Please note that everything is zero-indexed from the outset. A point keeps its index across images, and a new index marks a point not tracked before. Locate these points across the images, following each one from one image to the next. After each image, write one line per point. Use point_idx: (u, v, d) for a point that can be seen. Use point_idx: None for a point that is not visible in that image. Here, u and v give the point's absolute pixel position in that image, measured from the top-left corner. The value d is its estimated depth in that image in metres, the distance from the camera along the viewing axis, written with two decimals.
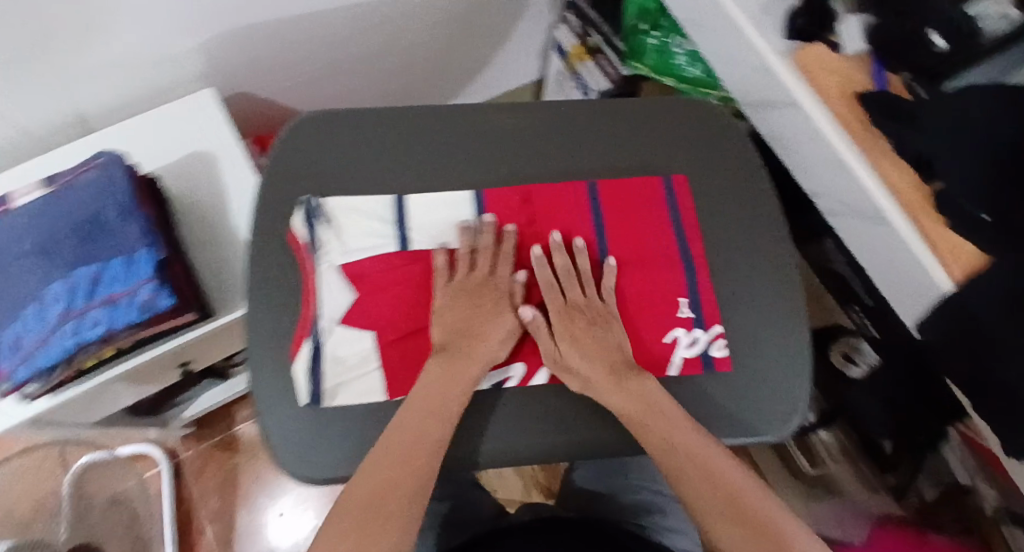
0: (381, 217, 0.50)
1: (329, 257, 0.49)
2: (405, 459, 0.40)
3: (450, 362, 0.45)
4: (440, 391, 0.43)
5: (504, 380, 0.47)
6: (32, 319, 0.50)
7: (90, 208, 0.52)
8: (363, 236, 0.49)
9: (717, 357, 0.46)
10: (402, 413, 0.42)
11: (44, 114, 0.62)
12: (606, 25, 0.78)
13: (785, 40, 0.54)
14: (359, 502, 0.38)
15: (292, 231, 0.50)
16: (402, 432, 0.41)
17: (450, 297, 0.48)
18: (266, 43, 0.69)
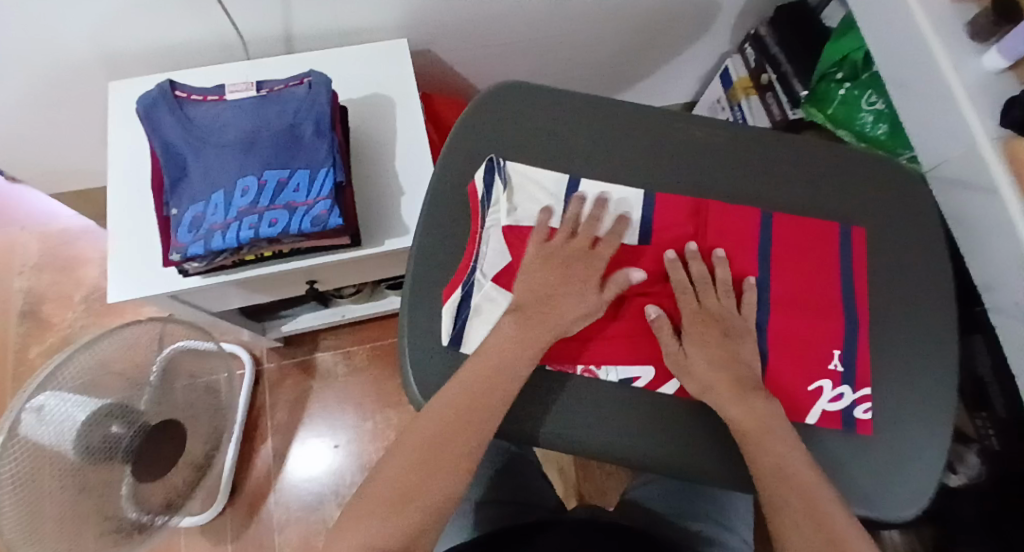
0: (553, 193, 0.52)
1: (496, 215, 0.51)
2: (425, 463, 0.40)
3: (531, 324, 0.45)
4: (497, 364, 0.43)
5: (634, 378, 0.47)
6: (219, 203, 0.54)
7: (293, 119, 0.57)
8: (532, 201, 0.52)
9: (860, 418, 0.47)
10: (439, 405, 0.42)
11: (263, 25, 0.68)
12: (788, 64, 0.77)
13: (997, 127, 0.52)
14: (381, 499, 0.38)
15: (472, 183, 0.52)
16: (438, 406, 0.42)
17: (540, 261, 0.48)
18: (467, 8, 0.72)
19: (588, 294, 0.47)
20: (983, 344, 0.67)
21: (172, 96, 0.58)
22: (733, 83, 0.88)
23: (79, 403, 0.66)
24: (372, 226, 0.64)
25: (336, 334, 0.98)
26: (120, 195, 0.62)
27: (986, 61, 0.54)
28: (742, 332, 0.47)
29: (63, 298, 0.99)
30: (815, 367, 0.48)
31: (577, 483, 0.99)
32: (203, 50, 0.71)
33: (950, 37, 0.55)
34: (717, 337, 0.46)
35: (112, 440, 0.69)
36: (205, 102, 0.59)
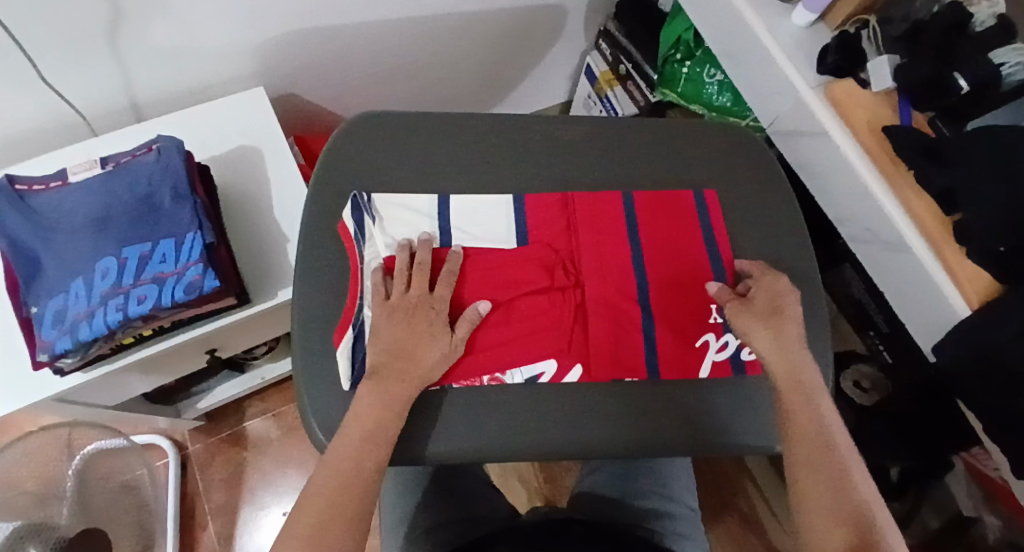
0: (425, 214, 0.53)
1: (374, 248, 0.51)
2: (323, 516, 0.39)
3: (387, 383, 0.44)
4: (378, 413, 0.43)
5: (539, 375, 0.48)
6: (80, 291, 0.51)
7: (147, 189, 0.55)
8: (407, 228, 0.52)
9: (747, 360, 0.50)
10: (340, 441, 0.42)
11: (105, 100, 0.65)
12: (638, 53, 0.82)
13: (816, 74, 0.57)
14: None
15: (342, 221, 0.51)
16: (328, 469, 0.41)
17: (390, 316, 0.47)
18: (317, 48, 0.72)
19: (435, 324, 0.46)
20: (853, 269, 0.74)
21: (12, 190, 0.55)
22: (597, 78, 0.92)
23: None
24: (259, 280, 0.62)
25: (261, 399, 0.94)
26: None
27: (795, 18, 0.58)
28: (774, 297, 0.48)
29: None
30: (698, 323, 0.51)
31: (539, 486, 0.99)
32: (44, 137, 0.67)
33: (760, 0, 0.60)
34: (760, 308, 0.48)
35: None
36: (49, 190, 0.56)
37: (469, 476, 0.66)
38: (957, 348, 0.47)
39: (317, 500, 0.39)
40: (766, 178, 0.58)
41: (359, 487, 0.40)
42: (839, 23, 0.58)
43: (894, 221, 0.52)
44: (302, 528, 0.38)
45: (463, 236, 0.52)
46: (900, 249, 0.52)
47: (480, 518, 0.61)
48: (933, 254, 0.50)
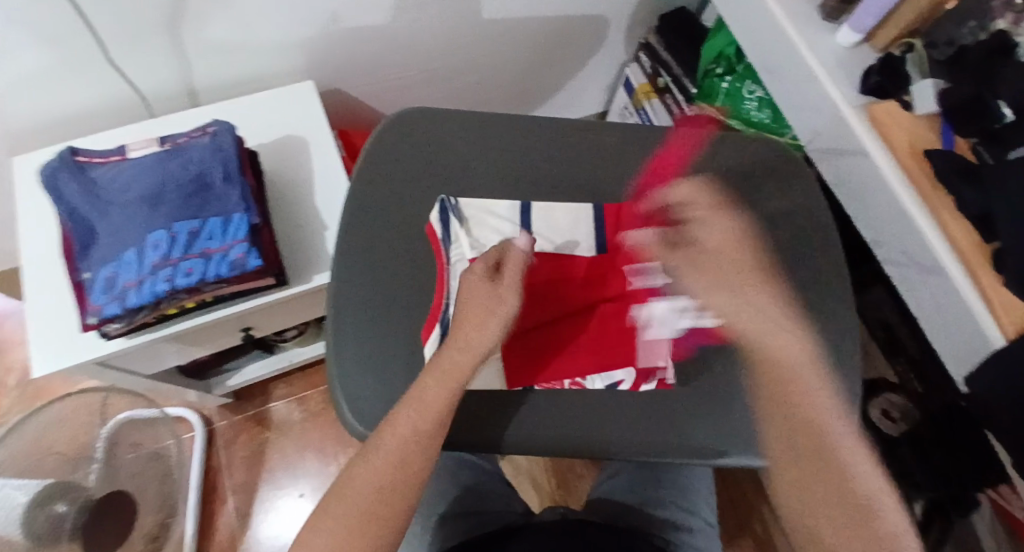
0: (509, 220, 0.54)
1: (460, 250, 0.52)
2: (379, 492, 0.37)
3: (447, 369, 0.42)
4: (441, 397, 0.41)
5: (618, 382, 0.50)
6: (130, 261, 0.54)
7: (200, 168, 0.58)
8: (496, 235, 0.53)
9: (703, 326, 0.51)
10: (398, 420, 0.40)
11: (166, 84, 0.69)
12: (678, 66, 0.83)
13: (857, 94, 0.57)
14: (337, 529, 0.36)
15: (428, 223, 0.53)
16: (383, 446, 0.39)
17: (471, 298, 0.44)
18: (366, 48, 0.75)
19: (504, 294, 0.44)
20: (886, 292, 0.74)
21: (74, 162, 0.58)
22: (635, 89, 0.93)
23: (17, 486, 0.68)
24: (298, 263, 0.65)
25: (287, 382, 0.97)
26: (32, 268, 0.61)
27: (839, 37, 0.59)
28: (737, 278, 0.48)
29: None
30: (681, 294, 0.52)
31: (551, 490, 0.99)
32: (108, 116, 0.71)
33: (804, 19, 0.60)
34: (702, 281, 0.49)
35: (55, 521, 0.70)
36: (109, 164, 0.59)
37: (486, 470, 0.67)
38: (988, 375, 0.46)
39: (376, 469, 0.38)
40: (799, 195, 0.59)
41: (416, 465, 0.39)
42: (886, 43, 0.58)
43: (930, 244, 0.51)
44: (349, 507, 0.36)
45: (543, 241, 0.54)
46: (936, 272, 0.52)
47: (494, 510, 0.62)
48: (969, 279, 0.49)
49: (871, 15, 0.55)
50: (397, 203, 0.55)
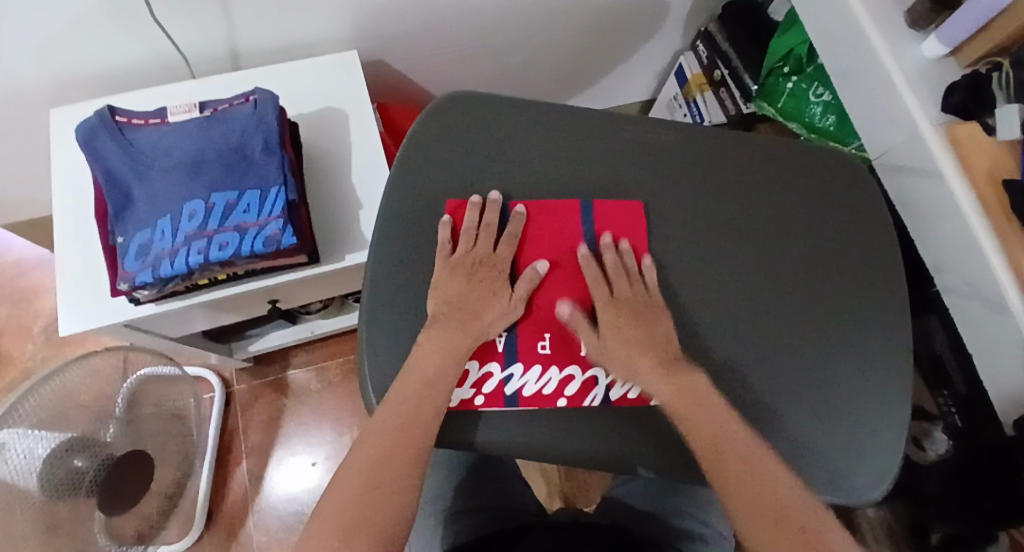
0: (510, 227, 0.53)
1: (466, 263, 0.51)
2: (376, 473, 0.40)
3: (426, 376, 0.44)
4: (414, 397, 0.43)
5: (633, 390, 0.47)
6: (166, 229, 0.53)
7: (240, 138, 0.56)
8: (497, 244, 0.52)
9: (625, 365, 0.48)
10: (380, 417, 0.43)
11: (207, 43, 0.67)
12: (737, 60, 0.79)
13: (940, 112, 0.53)
14: (339, 515, 0.38)
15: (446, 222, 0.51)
16: (372, 435, 0.42)
17: (447, 272, 0.49)
18: (414, 19, 0.72)
19: (499, 298, 0.49)
20: (940, 322, 0.70)
21: (113, 121, 0.56)
22: (687, 80, 0.89)
23: (41, 438, 0.63)
24: (330, 240, 0.63)
25: (307, 351, 0.97)
26: (66, 225, 0.60)
27: (925, 49, 0.55)
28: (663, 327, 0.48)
29: (22, 331, 0.96)
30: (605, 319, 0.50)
31: (561, 482, 0.99)
32: (148, 72, 0.69)
33: (889, 25, 0.56)
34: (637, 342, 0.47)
35: (77, 474, 0.67)
36: (148, 126, 0.57)
37: (505, 464, 0.67)
38: None
39: (368, 456, 0.41)
40: (859, 215, 0.56)
41: (411, 453, 0.41)
42: (970, 62, 0.54)
43: (1000, 282, 0.48)
44: (351, 495, 0.39)
45: (542, 234, 0.52)
46: (1002, 312, 0.49)
47: (510, 510, 0.61)
48: None
49: (963, 32, 0.51)
50: (441, 190, 0.53)
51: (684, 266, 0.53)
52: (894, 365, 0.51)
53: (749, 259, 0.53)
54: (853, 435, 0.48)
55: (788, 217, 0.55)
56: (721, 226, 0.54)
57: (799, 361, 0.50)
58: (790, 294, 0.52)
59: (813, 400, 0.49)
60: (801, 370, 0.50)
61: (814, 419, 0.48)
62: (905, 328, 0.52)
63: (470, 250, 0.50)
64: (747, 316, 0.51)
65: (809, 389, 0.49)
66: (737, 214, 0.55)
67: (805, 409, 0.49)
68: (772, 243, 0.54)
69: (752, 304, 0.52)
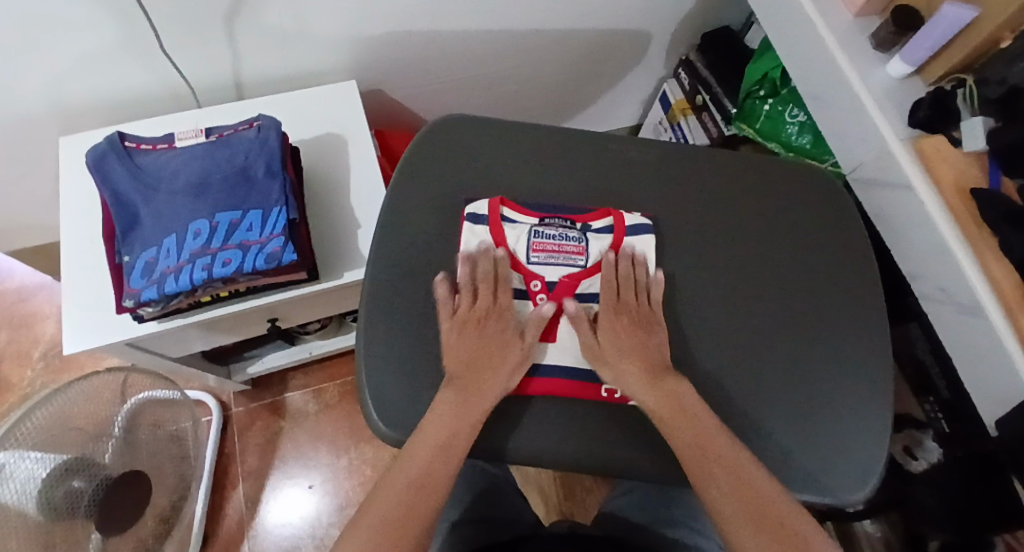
0: (514, 220, 0.55)
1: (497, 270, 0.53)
2: (411, 490, 0.43)
3: (466, 392, 0.47)
4: (457, 415, 0.46)
5: None
6: (171, 247, 0.55)
7: (244, 161, 0.59)
8: (519, 233, 0.54)
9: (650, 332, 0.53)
10: (419, 438, 0.45)
11: (213, 74, 0.70)
12: (717, 86, 0.83)
13: (906, 127, 0.56)
14: (377, 526, 0.41)
15: (484, 230, 0.54)
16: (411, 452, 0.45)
17: (455, 331, 0.50)
18: (409, 52, 0.76)
19: (510, 353, 0.50)
20: (921, 329, 0.72)
21: (123, 147, 0.59)
22: (671, 105, 0.93)
23: (38, 460, 0.64)
24: (328, 259, 0.65)
25: (305, 373, 0.98)
26: (71, 246, 0.62)
27: (890, 69, 0.58)
28: (653, 321, 0.52)
29: (23, 357, 0.97)
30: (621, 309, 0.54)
31: (558, 501, 0.99)
32: (156, 102, 0.73)
33: (856, 48, 0.60)
34: (631, 325, 0.51)
35: (73, 495, 0.67)
36: (155, 151, 0.60)
37: (501, 478, 0.67)
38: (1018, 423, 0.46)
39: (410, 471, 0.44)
40: (833, 224, 0.59)
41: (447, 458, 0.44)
42: (934, 79, 0.57)
43: (972, 286, 0.50)
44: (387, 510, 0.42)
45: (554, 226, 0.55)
46: (976, 314, 0.51)
47: (504, 522, 0.61)
48: (1008, 322, 0.48)
49: (923, 51, 0.55)
50: (435, 206, 0.56)
51: (668, 275, 0.55)
52: (873, 370, 0.53)
53: (730, 269, 0.55)
54: (831, 436, 0.50)
55: (767, 227, 0.57)
56: (702, 237, 0.57)
57: (779, 367, 0.52)
58: (771, 303, 0.54)
59: (795, 400, 0.51)
60: (781, 375, 0.52)
61: (795, 423, 0.50)
62: (882, 333, 0.54)
63: (473, 305, 0.51)
64: (729, 322, 0.53)
65: (791, 392, 0.51)
66: (718, 226, 0.57)
67: (789, 413, 0.50)
68: (751, 253, 0.56)
69: (734, 313, 0.54)
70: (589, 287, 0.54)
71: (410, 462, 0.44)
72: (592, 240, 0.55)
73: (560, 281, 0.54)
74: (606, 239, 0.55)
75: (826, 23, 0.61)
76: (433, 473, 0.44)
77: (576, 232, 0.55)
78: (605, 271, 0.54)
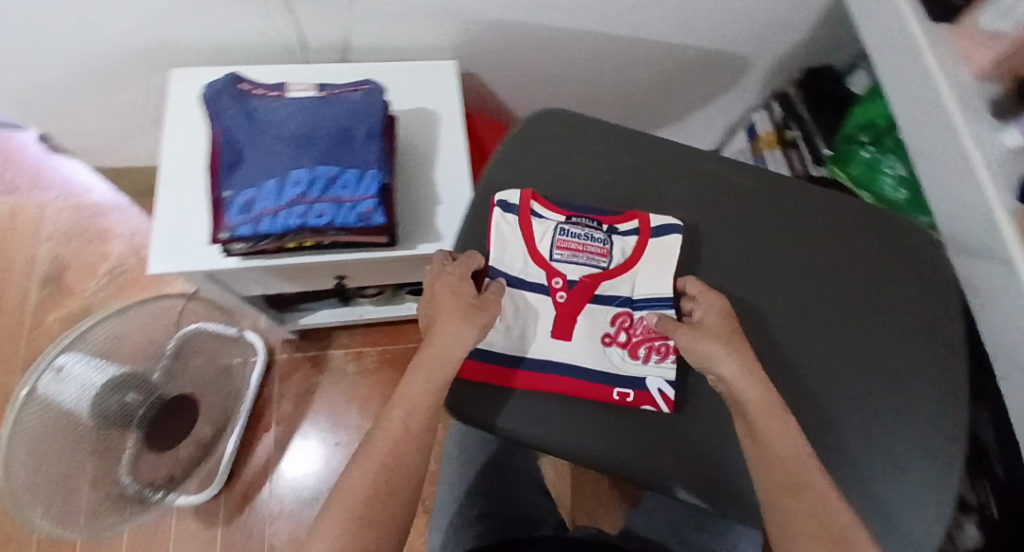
0: (545, 215, 0.56)
1: (521, 261, 0.54)
2: (383, 472, 0.41)
3: (432, 363, 0.46)
4: (427, 391, 0.45)
5: (661, 392, 0.51)
6: (270, 191, 0.57)
7: (348, 122, 0.61)
8: (546, 227, 0.55)
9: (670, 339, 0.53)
10: (388, 420, 0.44)
11: (325, 33, 0.72)
12: (812, 123, 0.82)
13: (1015, 197, 0.55)
14: (344, 513, 0.39)
15: (511, 222, 0.55)
16: (382, 431, 0.43)
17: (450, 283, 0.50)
18: (514, 41, 0.78)
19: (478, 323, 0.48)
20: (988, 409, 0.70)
21: (237, 89, 0.62)
22: (756, 136, 0.90)
23: (99, 369, 0.67)
24: (407, 229, 0.67)
25: (349, 334, 1.00)
26: (171, 173, 0.65)
27: (1006, 135, 0.56)
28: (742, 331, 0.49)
29: (89, 269, 1.01)
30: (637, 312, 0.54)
31: (570, 506, 0.99)
32: (265, 51, 0.75)
33: (972, 110, 0.59)
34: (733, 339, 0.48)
35: (127, 406, 0.71)
36: (266, 97, 0.62)
37: (532, 473, 0.68)
38: None
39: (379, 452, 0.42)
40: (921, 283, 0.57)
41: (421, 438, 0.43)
42: None
43: None
44: (354, 498, 0.40)
45: (581, 224, 0.56)
46: None
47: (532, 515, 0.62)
48: None
49: None
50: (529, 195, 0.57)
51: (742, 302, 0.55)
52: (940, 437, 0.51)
53: (806, 308, 0.55)
54: (885, 495, 0.49)
55: (851, 273, 0.56)
56: (783, 271, 0.56)
57: (842, 415, 0.51)
58: (844, 349, 0.53)
59: (852, 453, 0.50)
60: (844, 426, 0.51)
61: (850, 474, 0.49)
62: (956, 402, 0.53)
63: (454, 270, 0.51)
64: (800, 362, 0.53)
65: (851, 443, 0.50)
66: (802, 264, 0.56)
67: (846, 463, 0.49)
68: (831, 295, 0.55)
69: (803, 352, 0.53)
70: (610, 287, 0.55)
71: (393, 429, 0.43)
72: (617, 241, 0.56)
73: (581, 280, 0.54)
74: (631, 242, 0.56)
75: (948, 79, 0.59)
76: (413, 449, 0.43)
77: (602, 233, 0.56)
78: (628, 273, 0.55)
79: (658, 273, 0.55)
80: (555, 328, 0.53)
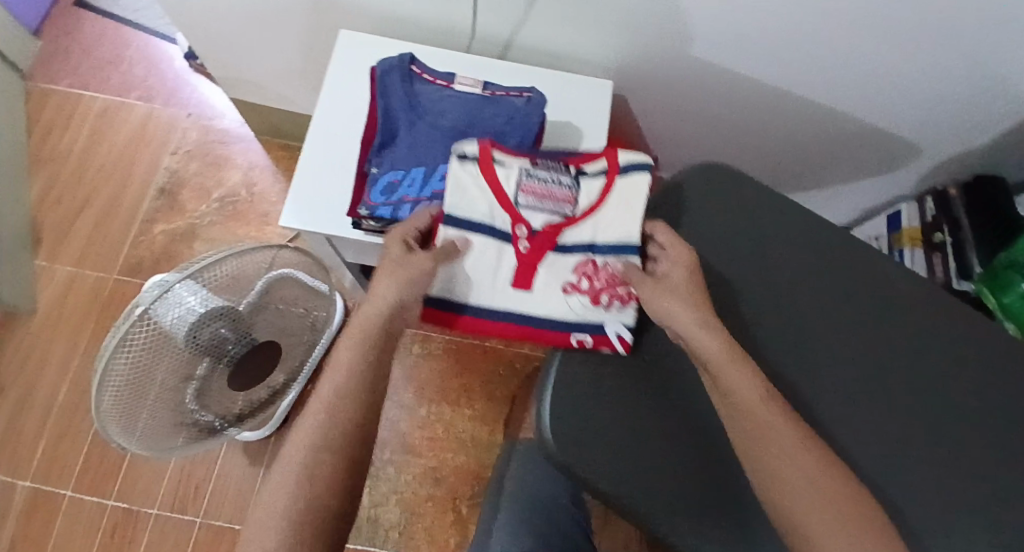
0: (510, 159, 0.56)
1: (485, 208, 0.55)
2: (311, 463, 0.42)
3: (361, 343, 0.47)
4: (355, 371, 0.46)
5: (622, 338, 0.54)
6: (418, 179, 0.57)
7: (505, 126, 0.60)
8: (515, 177, 0.55)
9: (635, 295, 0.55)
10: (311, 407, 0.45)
11: (493, 27, 0.72)
12: (966, 232, 0.77)
13: None
14: (270, 510, 0.40)
15: (487, 182, 0.55)
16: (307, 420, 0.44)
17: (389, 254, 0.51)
18: (676, 74, 0.75)
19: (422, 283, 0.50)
20: None
21: (408, 69, 0.62)
22: (902, 226, 0.86)
23: (200, 298, 0.64)
24: None
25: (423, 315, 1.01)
26: (319, 132, 0.66)
27: None
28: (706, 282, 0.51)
29: (203, 191, 1.06)
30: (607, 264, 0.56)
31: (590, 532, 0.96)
32: (429, 30, 0.76)
33: None
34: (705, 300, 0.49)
35: (217, 339, 0.68)
36: (433, 83, 0.62)
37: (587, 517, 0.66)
38: None
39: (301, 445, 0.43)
40: None
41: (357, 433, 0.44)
42: None
43: None
44: (283, 494, 0.41)
45: (574, 184, 0.56)
46: None
47: None
48: None
49: None
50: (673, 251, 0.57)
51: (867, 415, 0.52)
52: None
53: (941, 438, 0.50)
54: None
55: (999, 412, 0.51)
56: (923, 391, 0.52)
57: None
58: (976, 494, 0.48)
59: None
60: None
61: None
62: None
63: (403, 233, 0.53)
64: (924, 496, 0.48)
65: None
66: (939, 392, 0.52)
67: None
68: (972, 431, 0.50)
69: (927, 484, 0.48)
70: (574, 235, 0.56)
71: (316, 414, 0.44)
72: (583, 184, 0.57)
73: (543, 229, 0.55)
74: (598, 183, 0.57)
75: None
76: (347, 440, 0.43)
77: (569, 176, 0.57)
78: (594, 218, 0.56)
79: (620, 215, 0.56)
80: (516, 277, 0.56)
